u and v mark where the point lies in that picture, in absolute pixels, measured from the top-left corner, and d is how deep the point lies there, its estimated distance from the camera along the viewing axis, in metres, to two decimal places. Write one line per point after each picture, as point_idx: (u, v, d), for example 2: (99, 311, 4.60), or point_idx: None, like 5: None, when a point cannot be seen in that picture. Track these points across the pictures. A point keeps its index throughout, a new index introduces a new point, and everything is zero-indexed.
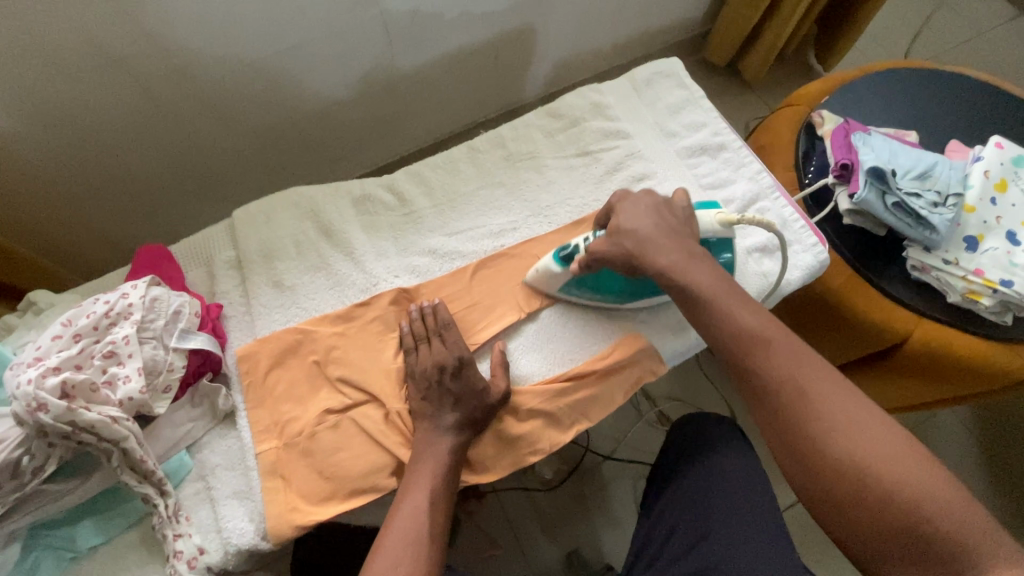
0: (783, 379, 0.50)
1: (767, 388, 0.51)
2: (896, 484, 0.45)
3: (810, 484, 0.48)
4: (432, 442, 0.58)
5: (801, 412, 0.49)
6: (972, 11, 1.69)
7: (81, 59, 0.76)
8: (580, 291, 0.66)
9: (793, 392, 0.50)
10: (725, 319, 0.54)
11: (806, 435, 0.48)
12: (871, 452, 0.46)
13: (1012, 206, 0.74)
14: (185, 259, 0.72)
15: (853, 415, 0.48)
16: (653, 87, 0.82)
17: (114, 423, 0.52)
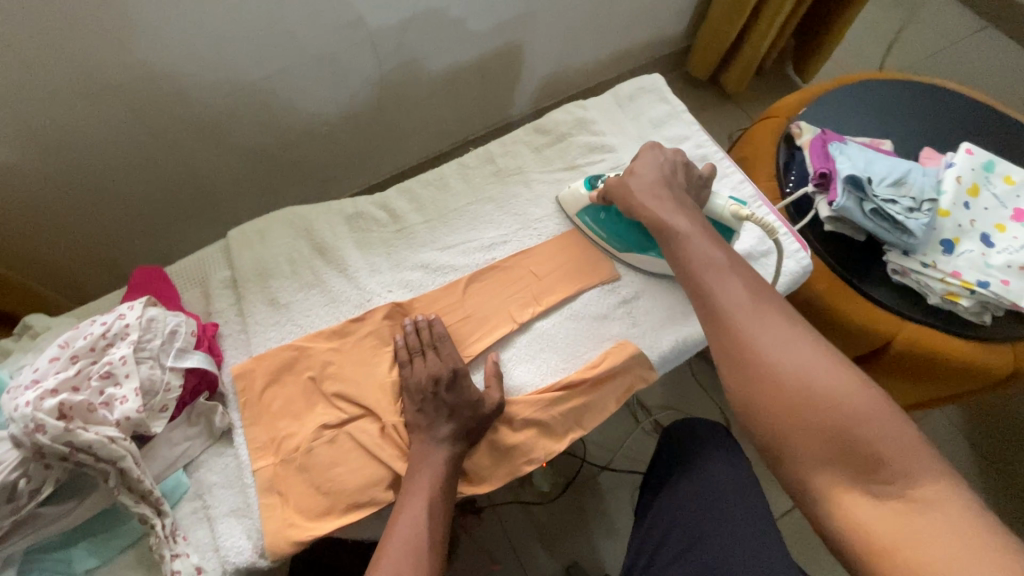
0: (739, 298, 0.52)
1: (722, 308, 0.52)
2: (834, 398, 0.46)
3: (751, 397, 0.48)
4: (427, 455, 0.59)
5: (752, 330, 0.50)
6: (942, 23, 1.76)
7: (74, 84, 0.77)
8: (593, 222, 0.73)
9: (747, 314, 0.51)
10: (690, 250, 0.57)
11: (754, 351, 0.49)
12: (813, 372, 0.47)
13: (984, 210, 0.77)
14: (180, 280, 0.72)
15: (799, 340, 0.49)
16: (636, 102, 0.84)
17: (112, 443, 0.52)
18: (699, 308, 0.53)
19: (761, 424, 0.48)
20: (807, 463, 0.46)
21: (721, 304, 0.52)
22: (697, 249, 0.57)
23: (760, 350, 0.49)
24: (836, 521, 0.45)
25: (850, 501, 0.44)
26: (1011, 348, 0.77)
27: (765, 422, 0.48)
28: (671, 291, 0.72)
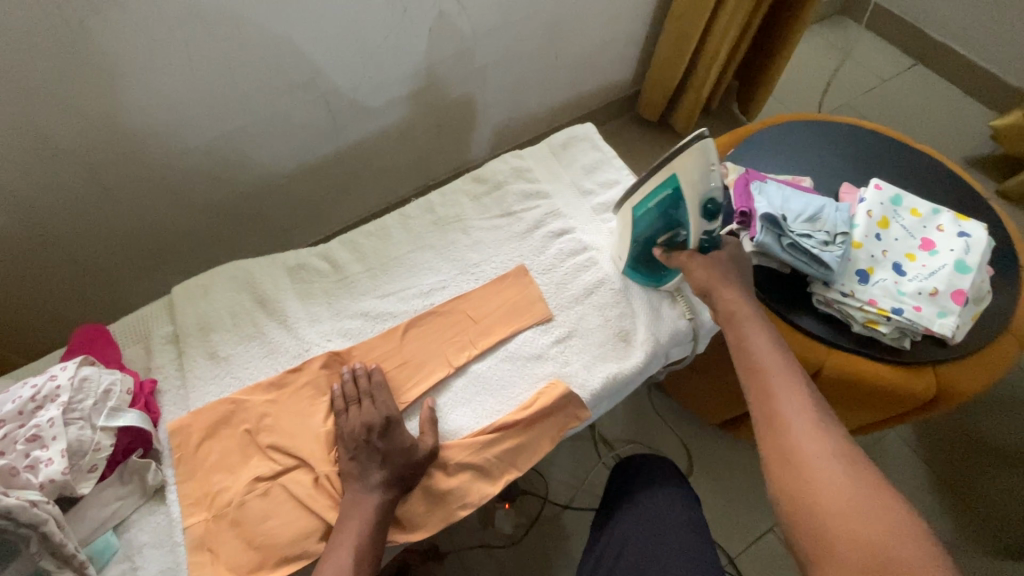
0: (791, 393, 0.56)
1: (773, 395, 0.57)
2: (869, 504, 0.48)
3: (792, 492, 0.51)
4: (356, 504, 0.59)
5: (798, 421, 0.54)
6: (873, 62, 1.89)
7: (24, 151, 0.80)
8: (670, 197, 0.67)
9: (796, 408, 0.55)
10: (754, 349, 0.61)
11: (796, 441, 0.53)
12: (854, 482, 0.49)
13: (895, 240, 0.82)
14: (123, 337, 0.73)
15: (849, 452, 0.51)
16: (569, 149, 0.89)
17: (33, 507, 0.52)
18: (751, 394, 0.58)
19: (797, 520, 0.50)
20: (837, 570, 0.46)
21: (774, 391, 0.57)
22: (763, 342, 0.61)
23: (805, 451, 0.52)
24: None
25: None
26: (932, 371, 0.81)
27: (799, 517, 0.50)
28: (604, 329, 0.74)
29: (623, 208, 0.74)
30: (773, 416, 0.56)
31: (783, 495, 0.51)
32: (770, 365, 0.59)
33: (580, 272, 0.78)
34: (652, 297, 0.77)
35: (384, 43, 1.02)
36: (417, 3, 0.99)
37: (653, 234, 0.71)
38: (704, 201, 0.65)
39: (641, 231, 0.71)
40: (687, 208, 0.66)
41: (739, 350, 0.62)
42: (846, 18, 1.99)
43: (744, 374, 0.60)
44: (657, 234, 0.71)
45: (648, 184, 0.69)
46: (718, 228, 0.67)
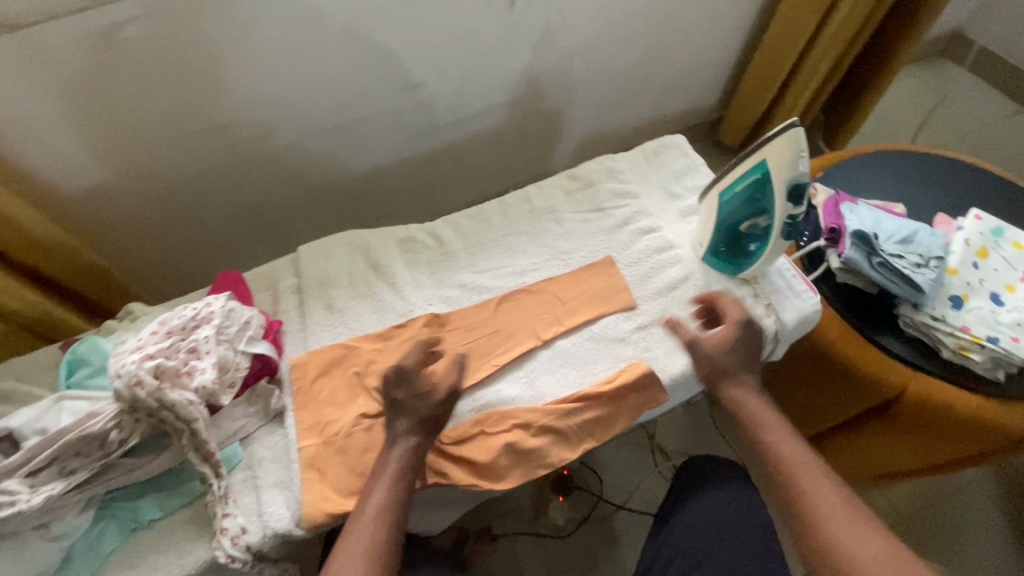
0: (822, 496, 0.61)
1: (808, 504, 0.61)
2: None
3: None
4: (384, 476, 0.61)
5: (838, 527, 0.58)
6: (975, 105, 1.83)
7: (188, 122, 0.95)
8: (758, 179, 0.69)
9: (830, 511, 0.60)
10: (772, 444, 0.66)
11: (840, 551, 0.57)
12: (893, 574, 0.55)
13: (993, 271, 0.81)
14: (255, 283, 0.84)
15: (878, 542, 0.57)
16: (660, 156, 0.94)
17: (191, 406, 0.62)
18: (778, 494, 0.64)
19: None
20: None
21: (808, 497, 0.61)
22: (783, 446, 0.66)
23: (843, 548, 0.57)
24: None
25: None
26: None
27: None
28: (686, 322, 0.78)
29: (710, 193, 0.78)
30: (811, 529, 0.60)
31: None
32: (796, 469, 0.64)
33: (665, 268, 0.83)
34: (734, 296, 0.80)
35: (492, 53, 1.12)
36: (526, 18, 1.09)
37: (738, 218, 0.74)
38: (790, 187, 0.67)
39: (725, 216, 0.75)
40: (773, 194, 0.69)
41: (765, 457, 0.66)
42: (946, 60, 1.94)
43: (772, 477, 0.65)
44: (740, 221, 0.74)
45: (737, 168, 0.72)
46: (801, 215, 0.69)
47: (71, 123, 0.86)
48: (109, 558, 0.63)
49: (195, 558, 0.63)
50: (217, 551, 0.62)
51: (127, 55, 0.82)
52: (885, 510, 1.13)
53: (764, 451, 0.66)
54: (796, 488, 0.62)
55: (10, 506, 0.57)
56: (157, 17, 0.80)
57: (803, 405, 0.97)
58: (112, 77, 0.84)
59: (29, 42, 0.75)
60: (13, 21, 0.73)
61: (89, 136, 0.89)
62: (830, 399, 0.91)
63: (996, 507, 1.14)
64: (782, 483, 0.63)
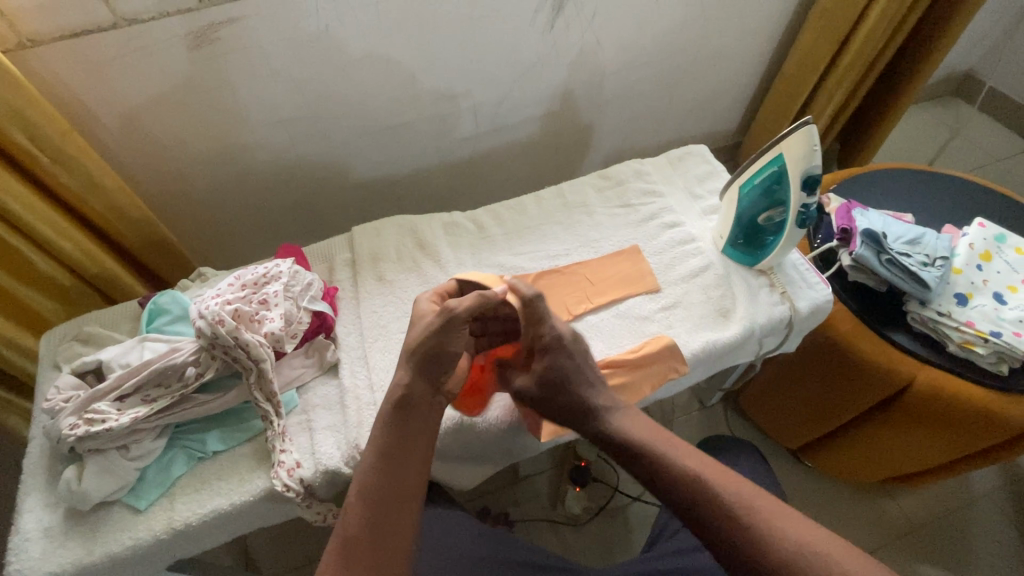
0: (728, 496, 0.56)
1: (722, 513, 0.55)
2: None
3: None
4: (366, 459, 0.60)
5: (761, 530, 0.53)
6: (986, 142, 1.90)
7: (259, 115, 1.06)
8: (775, 172, 0.78)
9: (741, 505, 0.55)
10: (659, 461, 0.60)
11: (764, 547, 0.52)
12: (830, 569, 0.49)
13: (996, 273, 0.87)
14: (313, 256, 0.93)
15: (801, 538, 0.52)
16: (684, 161, 1.03)
17: (260, 347, 0.70)
18: (686, 514, 0.57)
19: None
20: None
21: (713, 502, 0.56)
22: (665, 459, 0.60)
23: (772, 552, 0.51)
24: None
25: None
26: None
27: None
28: (705, 304, 0.85)
29: (731, 190, 0.86)
30: (727, 543, 0.54)
31: None
32: (690, 484, 0.57)
33: (688, 258, 0.90)
34: (751, 284, 0.87)
35: (530, 69, 1.23)
36: (564, 39, 1.21)
37: (756, 211, 0.82)
38: (805, 177, 0.75)
39: (744, 209, 0.83)
40: (790, 184, 0.76)
41: (655, 481, 0.60)
42: (958, 99, 2.02)
43: (671, 498, 0.58)
44: (758, 213, 0.82)
45: (756, 165, 0.80)
46: (815, 204, 0.76)
47: (162, 109, 0.98)
48: (176, 483, 0.70)
49: (254, 487, 0.69)
50: (274, 479, 0.68)
51: (219, 53, 0.94)
52: (895, 517, 1.15)
53: (649, 472, 0.61)
54: (698, 498, 0.56)
55: (101, 423, 0.65)
56: (248, 20, 0.92)
57: (817, 398, 1.02)
58: (203, 71, 0.95)
59: (140, 35, 0.87)
60: (132, 17, 0.85)
61: (175, 123, 1.01)
62: (842, 392, 0.96)
63: (1010, 521, 1.15)
64: (681, 501, 0.58)
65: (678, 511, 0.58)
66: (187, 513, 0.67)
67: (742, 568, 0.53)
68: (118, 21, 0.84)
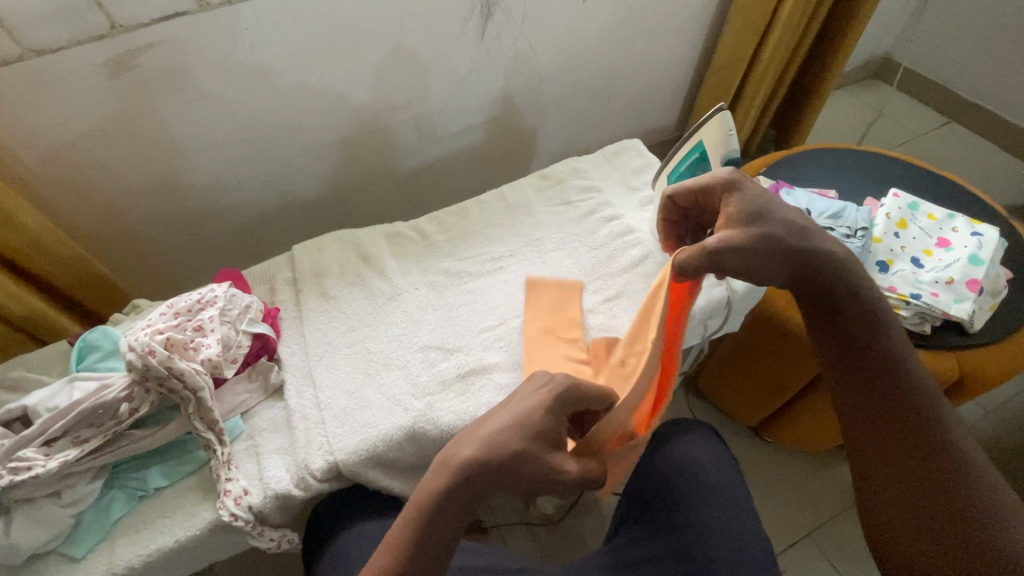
0: (912, 390, 0.57)
1: (906, 385, 0.58)
2: (982, 479, 0.52)
3: (911, 464, 0.55)
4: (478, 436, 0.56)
5: (937, 432, 0.55)
6: (907, 119, 2.02)
7: (190, 140, 1.03)
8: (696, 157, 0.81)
9: (917, 389, 0.57)
10: (864, 310, 0.62)
11: (929, 418, 0.56)
12: (976, 464, 0.53)
13: (912, 239, 0.92)
14: (254, 279, 0.91)
15: (957, 433, 0.55)
16: (620, 156, 1.06)
17: (197, 374, 0.68)
18: (865, 361, 0.60)
19: (905, 485, 0.54)
20: (947, 543, 0.51)
21: (909, 406, 0.57)
22: (910, 367, 0.59)
23: (931, 424, 0.55)
24: None
25: None
26: (955, 356, 0.87)
27: (908, 483, 0.54)
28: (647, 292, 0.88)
29: (660, 180, 0.89)
30: (896, 402, 0.57)
31: (901, 463, 0.55)
32: (881, 348, 0.60)
33: (628, 249, 0.92)
34: None
35: (467, 76, 1.25)
36: (496, 45, 1.23)
37: None
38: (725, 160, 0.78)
39: None
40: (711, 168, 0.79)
41: (850, 327, 0.62)
42: (878, 81, 2.14)
43: (857, 347, 0.61)
44: None
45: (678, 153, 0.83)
46: None
47: (85, 140, 0.94)
48: (117, 526, 0.66)
49: (201, 520, 0.67)
50: (221, 510, 0.66)
51: (140, 79, 0.92)
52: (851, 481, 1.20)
53: (875, 362, 0.60)
54: (874, 377, 0.59)
55: (27, 471, 0.61)
56: (168, 45, 0.90)
57: (767, 374, 1.06)
58: (125, 100, 0.93)
59: (52, 65, 0.84)
60: (40, 48, 0.82)
61: (100, 153, 0.97)
62: (788, 365, 1.00)
63: None
64: (870, 375, 0.59)
65: (857, 355, 0.61)
66: (129, 555, 0.64)
67: (900, 421, 0.56)
68: (25, 52, 0.81)
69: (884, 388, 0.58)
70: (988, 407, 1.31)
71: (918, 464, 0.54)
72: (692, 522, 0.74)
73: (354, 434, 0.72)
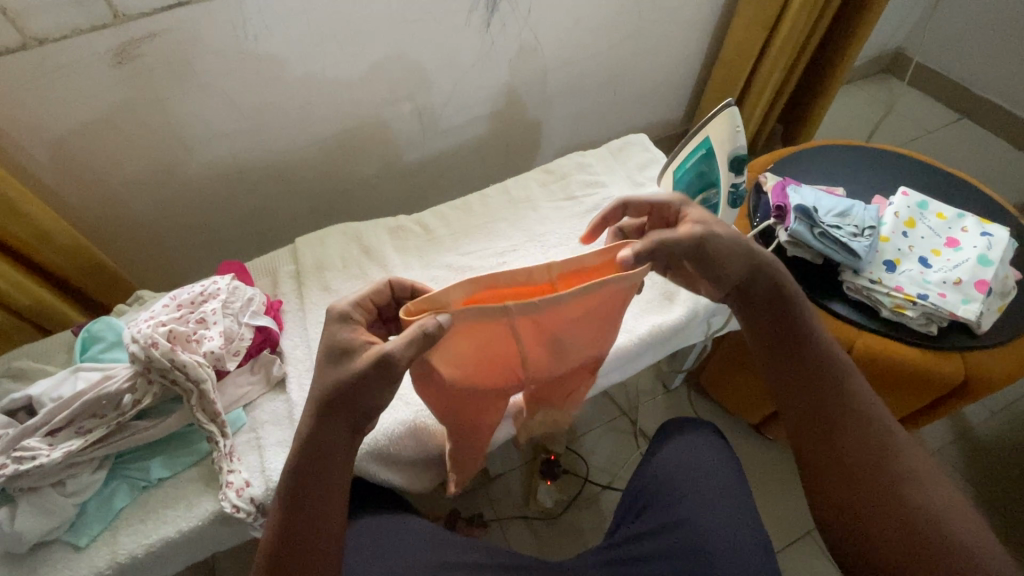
0: (832, 369, 0.64)
1: (828, 367, 0.64)
2: (887, 441, 0.61)
3: (831, 436, 0.62)
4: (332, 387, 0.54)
5: (854, 407, 0.62)
6: (919, 115, 1.99)
7: (195, 131, 1.03)
8: (703, 153, 0.80)
9: (835, 367, 0.64)
10: (791, 294, 0.66)
11: (847, 395, 0.63)
12: (885, 429, 0.61)
13: (921, 238, 0.91)
14: (256, 271, 0.91)
15: (870, 404, 0.63)
16: (624, 151, 1.05)
17: (199, 367, 0.68)
18: (794, 344, 0.65)
19: (830, 455, 0.62)
20: (866, 501, 0.59)
21: (831, 384, 0.63)
22: (826, 346, 0.65)
23: (851, 399, 0.63)
24: (866, 544, 0.58)
25: (873, 535, 0.58)
26: (962, 358, 0.86)
27: (832, 453, 0.62)
28: (651, 290, 0.87)
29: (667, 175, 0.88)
30: (818, 383, 0.64)
31: (825, 437, 0.62)
32: (806, 332, 0.65)
33: None
34: None
35: (472, 69, 1.24)
36: (502, 37, 1.21)
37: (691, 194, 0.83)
38: (731, 158, 0.76)
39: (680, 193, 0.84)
40: (717, 165, 0.78)
41: (783, 313, 0.65)
42: (889, 77, 2.11)
43: (787, 332, 0.65)
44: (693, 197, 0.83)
45: (686, 148, 0.83)
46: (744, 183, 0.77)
47: (88, 130, 0.94)
48: (119, 516, 0.67)
49: (202, 511, 0.67)
50: (223, 502, 0.66)
51: (143, 69, 0.91)
52: None
53: (818, 376, 0.64)
54: (802, 362, 0.64)
55: (31, 461, 0.62)
56: (170, 35, 0.89)
57: None
58: (128, 90, 0.93)
59: (55, 55, 0.84)
60: (44, 37, 0.81)
61: (104, 144, 0.97)
62: None
63: (960, 473, 1.20)
64: (799, 358, 0.65)
65: (786, 341, 0.65)
66: (132, 544, 0.65)
67: (821, 401, 0.63)
68: (28, 41, 0.81)
69: (808, 369, 0.64)
70: (993, 408, 1.30)
71: (837, 437, 0.62)
72: (692, 522, 0.74)
73: None
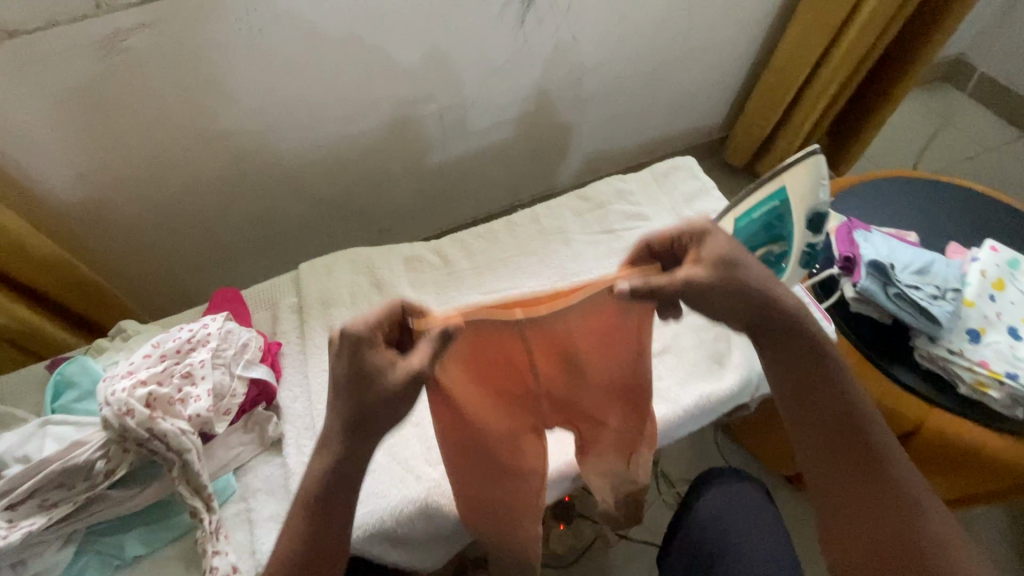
0: (867, 446, 0.56)
1: (862, 443, 0.56)
2: (932, 534, 0.53)
3: (863, 523, 0.55)
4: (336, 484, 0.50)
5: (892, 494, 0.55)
6: (978, 130, 1.83)
7: (190, 132, 0.92)
8: (777, 206, 0.67)
9: (872, 444, 0.56)
10: (825, 363, 0.56)
11: (881, 478, 0.55)
12: (929, 521, 0.54)
13: (1009, 304, 0.80)
14: (253, 301, 0.81)
15: (912, 489, 0.55)
16: (670, 178, 0.93)
17: (182, 435, 0.59)
18: (826, 419, 0.57)
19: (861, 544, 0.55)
20: None
21: (867, 463, 0.56)
22: (863, 421, 0.56)
23: (890, 481, 0.55)
24: None
25: None
26: None
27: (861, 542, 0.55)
28: (698, 350, 0.77)
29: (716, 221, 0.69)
30: (849, 461, 0.56)
31: (855, 523, 0.55)
32: (839, 402, 0.57)
33: None
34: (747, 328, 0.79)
35: (500, 69, 1.11)
36: (536, 34, 1.08)
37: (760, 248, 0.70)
38: (811, 215, 0.69)
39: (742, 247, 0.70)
40: (793, 222, 0.69)
41: (812, 383, 0.57)
42: (947, 86, 1.94)
43: (817, 404, 0.57)
44: None
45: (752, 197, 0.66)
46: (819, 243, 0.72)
47: (69, 130, 0.83)
48: None
49: None
50: None
51: (128, 64, 0.80)
52: None
53: (850, 454, 0.56)
54: (831, 435, 0.57)
55: None
56: (161, 27, 0.78)
57: None
58: (114, 87, 0.82)
59: (29, 47, 0.73)
60: (13, 28, 0.70)
61: (88, 145, 0.87)
62: None
63: None
64: (832, 434, 0.57)
65: (815, 414, 0.57)
66: None
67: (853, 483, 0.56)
68: None
69: (836, 445, 0.57)
70: None
71: (870, 525, 0.55)
72: None
73: (361, 506, 0.65)
